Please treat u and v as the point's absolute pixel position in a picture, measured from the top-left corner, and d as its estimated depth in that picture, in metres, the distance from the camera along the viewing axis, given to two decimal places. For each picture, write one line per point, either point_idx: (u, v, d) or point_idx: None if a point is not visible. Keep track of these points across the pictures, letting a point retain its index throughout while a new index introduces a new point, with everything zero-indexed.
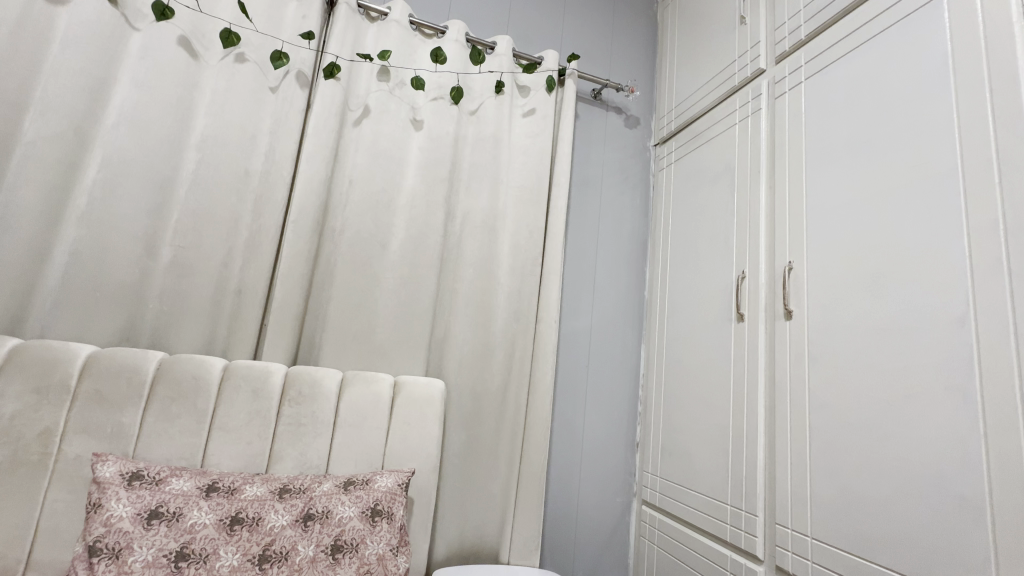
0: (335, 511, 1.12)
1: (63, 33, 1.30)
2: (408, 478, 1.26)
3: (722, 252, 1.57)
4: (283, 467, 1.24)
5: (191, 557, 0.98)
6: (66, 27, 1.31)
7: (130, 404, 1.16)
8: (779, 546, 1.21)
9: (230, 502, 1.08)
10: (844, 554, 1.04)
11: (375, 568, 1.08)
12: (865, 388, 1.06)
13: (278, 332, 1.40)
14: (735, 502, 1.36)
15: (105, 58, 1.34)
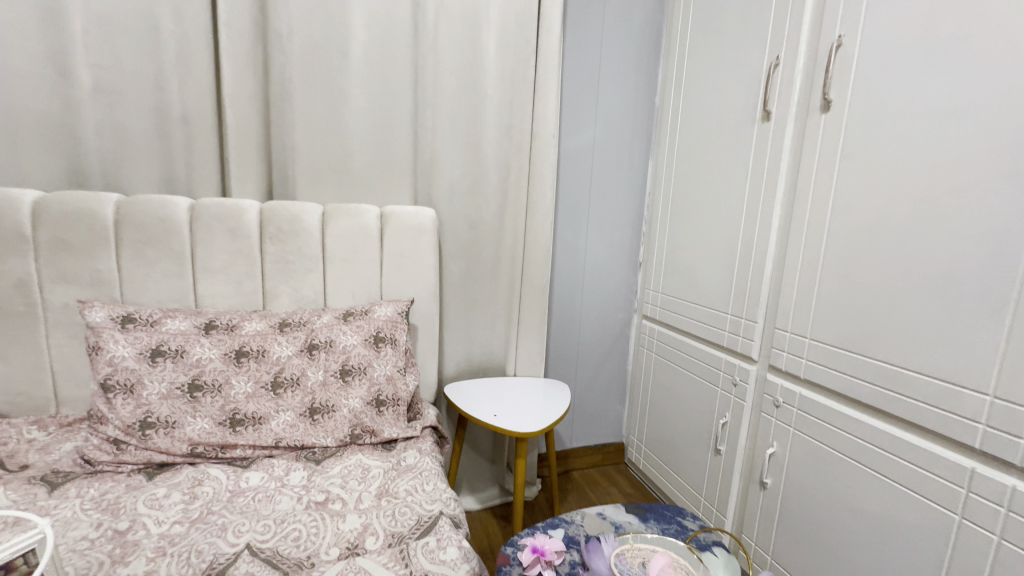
0: (338, 340, 1.14)
1: None
2: (408, 307, 1.26)
3: (755, 35, 1.29)
4: (281, 304, 1.23)
5: (205, 388, 1.01)
6: None
7: (100, 251, 1.09)
8: (775, 347, 1.25)
9: (231, 337, 1.08)
10: (841, 352, 1.07)
11: (385, 386, 1.13)
12: (901, 186, 0.94)
13: (244, 165, 1.25)
14: (736, 311, 1.37)
15: None
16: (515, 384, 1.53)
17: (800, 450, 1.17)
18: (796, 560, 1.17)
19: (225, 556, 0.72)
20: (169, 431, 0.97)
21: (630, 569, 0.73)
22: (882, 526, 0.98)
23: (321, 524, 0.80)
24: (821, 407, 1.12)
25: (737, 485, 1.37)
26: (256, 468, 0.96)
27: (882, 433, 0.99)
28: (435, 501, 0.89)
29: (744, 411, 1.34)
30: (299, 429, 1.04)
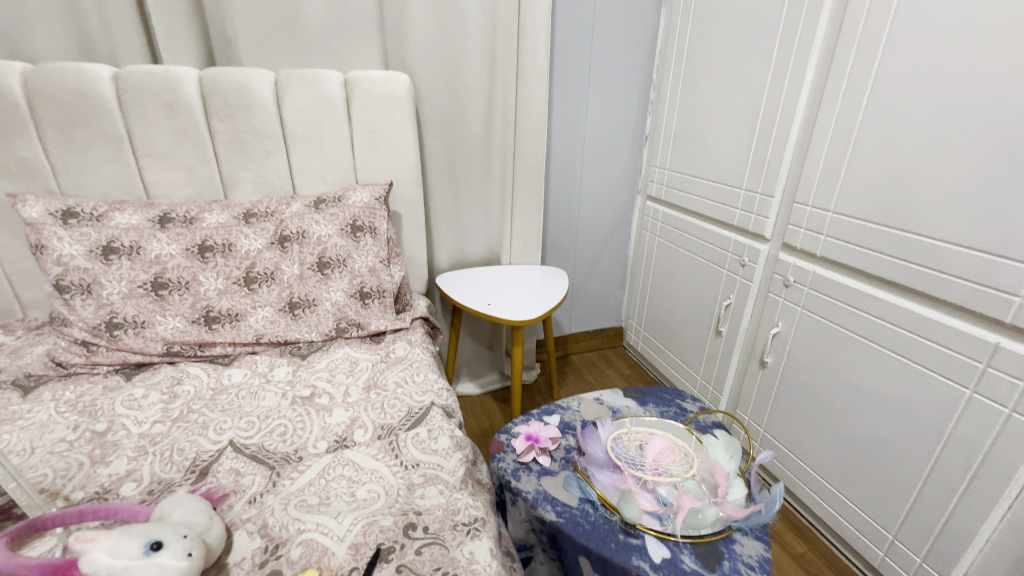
0: (311, 231, 1.03)
1: None
2: (386, 191, 1.13)
3: None
4: (244, 192, 1.10)
5: (171, 285, 0.93)
6: None
7: (17, 133, 0.93)
8: (792, 224, 1.14)
9: (191, 231, 0.97)
10: (868, 226, 0.97)
11: (369, 278, 1.05)
12: (980, 14, 0.75)
13: (170, 21, 1.02)
14: (751, 186, 1.24)
15: None
16: (511, 273, 1.46)
17: (806, 330, 1.13)
18: (791, 432, 1.20)
19: (208, 453, 0.70)
20: (139, 331, 0.91)
21: (629, 451, 0.71)
22: (884, 401, 0.96)
23: (307, 419, 0.77)
24: (836, 286, 1.05)
25: (736, 364, 1.36)
26: (238, 365, 0.91)
27: (900, 310, 0.92)
28: (426, 392, 0.86)
29: (751, 293, 1.28)
30: (280, 325, 0.99)
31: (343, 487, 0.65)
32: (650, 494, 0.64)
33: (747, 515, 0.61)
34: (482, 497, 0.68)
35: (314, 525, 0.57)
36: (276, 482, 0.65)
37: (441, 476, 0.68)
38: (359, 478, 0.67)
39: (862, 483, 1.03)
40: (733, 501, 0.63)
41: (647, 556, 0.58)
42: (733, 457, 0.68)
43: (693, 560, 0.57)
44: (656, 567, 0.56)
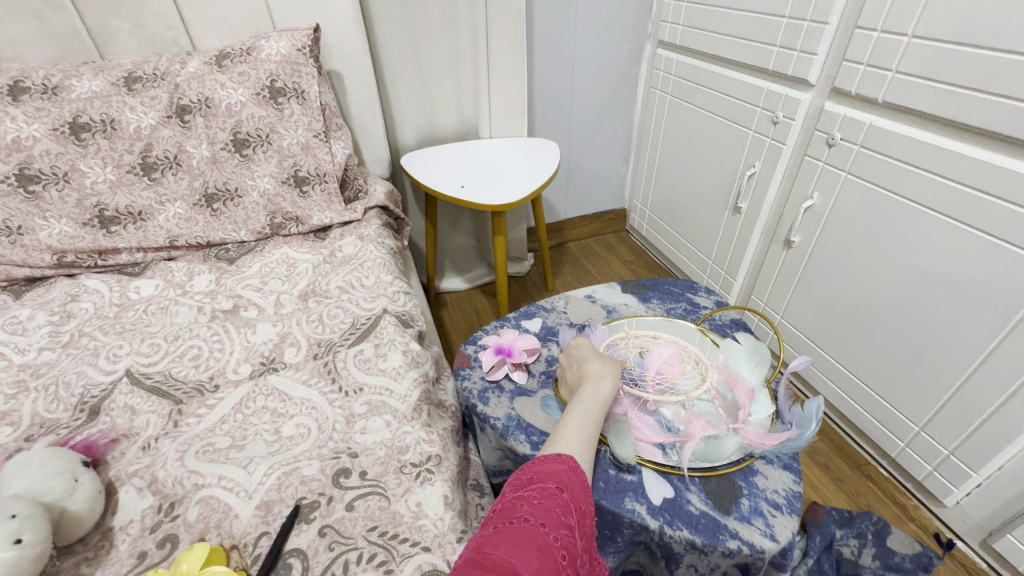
0: (216, 97, 0.79)
1: None
2: (311, 39, 0.85)
3: None
4: (127, 51, 0.84)
5: (43, 178, 0.73)
6: None
7: None
8: (849, 61, 0.87)
9: (55, 104, 0.74)
10: (961, 51, 0.71)
11: (303, 159, 0.84)
12: None
13: None
14: (798, 11, 0.94)
15: None
16: (491, 148, 1.22)
17: (848, 199, 0.92)
18: (814, 319, 1.06)
19: (99, 387, 0.56)
20: (17, 239, 0.72)
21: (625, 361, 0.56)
22: (939, 282, 0.80)
23: (225, 338, 0.62)
24: (896, 141, 0.82)
25: (755, 246, 1.18)
26: (150, 275, 0.75)
27: (984, 166, 0.71)
28: (377, 298, 0.70)
29: (782, 157, 1.05)
30: (198, 224, 0.80)
31: (264, 424, 0.52)
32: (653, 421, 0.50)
33: (777, 442, 0.48)
34: (442, 425, 0.55)
35: (215, 479, 0.45)
36: (178, 422, 0.51)
37: (388, 404, 0.54)
38: (286, 411, 0.53)
39: (892, 373, 0.91)
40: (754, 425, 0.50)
41: (644, 497, 0.46)
42: (759, 368, 0.54)
43: (701, 500, 0.46)
44: (654, 511, 0.45)
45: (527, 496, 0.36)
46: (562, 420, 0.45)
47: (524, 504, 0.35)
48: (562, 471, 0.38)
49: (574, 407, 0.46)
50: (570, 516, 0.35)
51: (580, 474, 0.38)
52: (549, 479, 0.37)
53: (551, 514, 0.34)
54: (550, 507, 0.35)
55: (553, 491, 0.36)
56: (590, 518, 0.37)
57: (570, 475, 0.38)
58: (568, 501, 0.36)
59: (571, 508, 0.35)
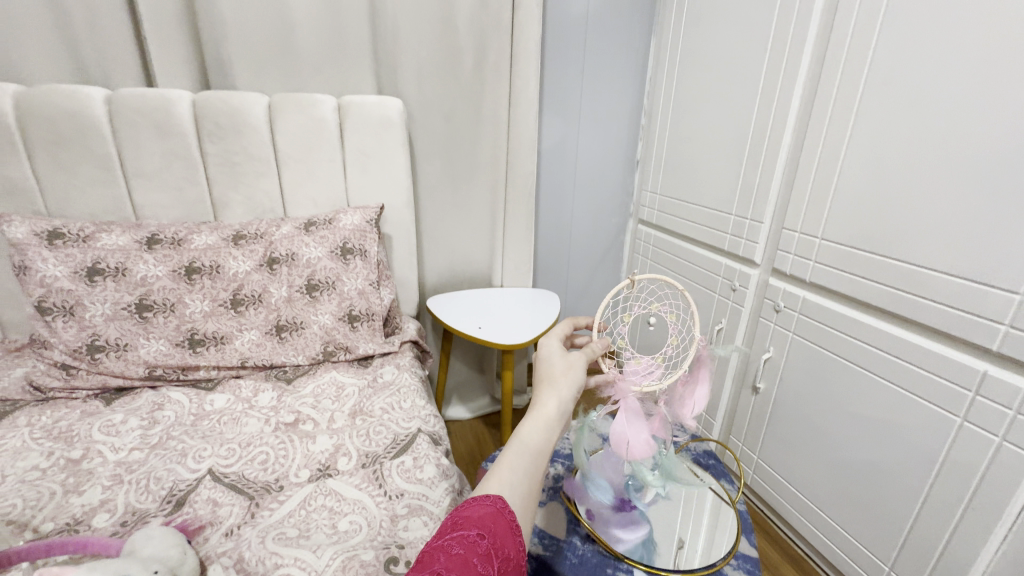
0: (300, 253, 1.02)
1: None
2: (377, 214, 1.13)
3: None
4: (234, 214, 1.10)
5: (155, 307, 0.92)
6: None
7: (7, 154, 0.92)
8: (781, 250, 1.15)
9: (179, 253, 0.96)
10: (855, 252, 0.97)
11: (357, 301, 1.05)
12: (955, 50, 0.77)
13: (166, 46, 1.03)
14: (740, 212, 1.25)
15: None
16: (502, 295, 1.45)
17: (797, 355, 1.13)
18: (785, 458, 1.19)
19: (185, 482, 0.68)
20: (121, 353, 0.89)
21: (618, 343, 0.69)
22: (876, 427, 0.96)
23: (290, 446, 0.75)
24: (824, 311, 1.05)
25: (729, 390, 1.35)
26: (222, 390, 0.90)
27: (888, 336, 0.93)
28: (412, 418, 0.84)
29: (742, 317, 1.28)
30: (266, 348, 0.97)
31: (324, 518, 0.63)
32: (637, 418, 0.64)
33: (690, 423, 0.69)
34: None
35: (291, 560, 0.55)
36: (254, 513, 0.63)
37: (425, 506, 0.66)
38: (341, 509, 0.64)
39: (857, 511, 1.01)
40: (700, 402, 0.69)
41: None
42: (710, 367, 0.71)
43: None
44: None
45: (448, 544, 0.37)
46: (501, 454, 0.46)
47: (444, 555, 0.37)
48: (488, 515, 0.39)
49: (513, 443, 0.46)
50: (488, 563, 0.37)
51: (505, 518, 0.40)
52: (472, 525, 0.39)
53: (466, 566, 0.36)
54: (467, 558, 0.36)
55: (471, 542, 0.37)
56: (513, 560, 0.39)
57: (493, 520, 0.39)
58: (489, 548, 0.38)
59: (490, 556, 0.37)
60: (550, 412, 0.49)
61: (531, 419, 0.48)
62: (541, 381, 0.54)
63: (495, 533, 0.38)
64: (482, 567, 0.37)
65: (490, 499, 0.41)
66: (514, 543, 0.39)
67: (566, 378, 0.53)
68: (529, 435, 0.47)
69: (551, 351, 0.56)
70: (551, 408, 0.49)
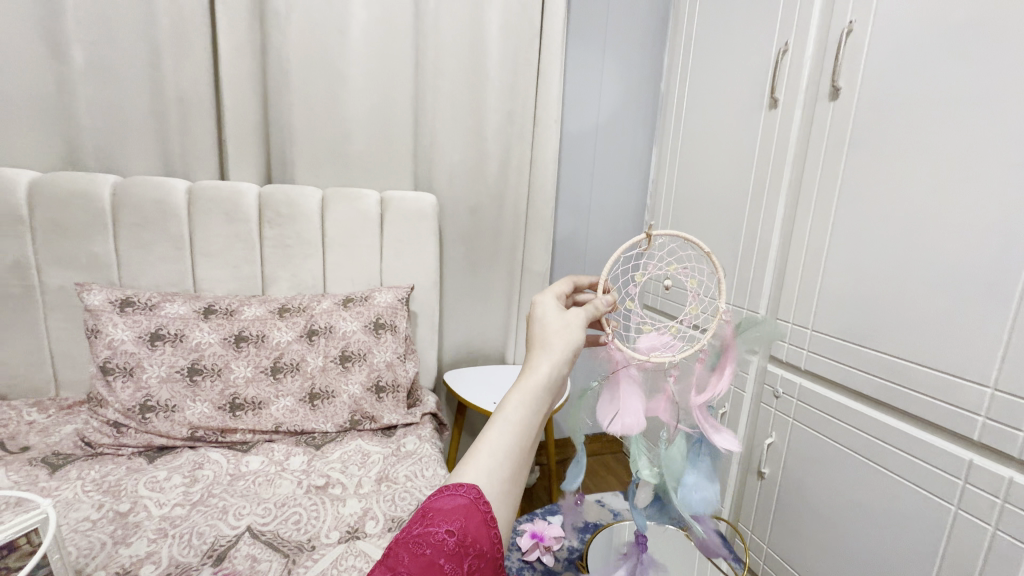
0: (338, 326, 1.13)
1: None
2: (408, 294, 1.25)
3: (764, 18, 1.26)
4: (279, 289, 1.22)
5: (204, 372, 1.01)
6: None
7: (97, 233, 1.08)
8: (777, 338, 1.24)
9: (231, 322, 1.07)
10: (841, 343, 1.07)
11: (385, 373, 1.13)
12: (906, 176, 0.93)
13: (242, 148, 1.23)
14: (737, 303, 1.36)
15: None
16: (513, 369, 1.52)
17: (798, 439, 1.18)
18: (794, 547, 1.19)
19: (226, 537, 0.73)
20: (169, 414, 0.97)
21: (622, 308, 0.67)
22: (879, 514, 0.99)
23: (321, 508, 0.81)
24: (820, 398, 1.12)
25: (735, 474, 1.37)
26: (256, 453, 0.96)
27: (880, 423, 0.99)
28: (434, 488, 0.89)
29: (744, 401, 1.34)
30: (298, 414, 1.04)
31: None
32: (630, 392, 0.63)
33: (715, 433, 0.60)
34: None
35: None
36: (291, 570, 0.67)
37: None
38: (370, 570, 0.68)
39: None
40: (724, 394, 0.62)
41: None
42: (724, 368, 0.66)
43: None
44: None
45: (416, 540, 0.40)
46: (484, 432, 0.45)
47: (410, 551, 0.39)
48: (457, 511, 0.40)
49: (497, 420, 0.46)
50: (454, 561, 0.39)
51: (477, 512, 0.41)
52: (442, 521, 0.40)
53: (430, 565, 0.38)
54: (432, 558, 0.39)
55: (438, 540, 0.39)
56: (485, 552, 0.41)
57: (463, 517, 0.40)
58: (457, 544, 0.39)
59: (455, 554, 0.39)
60: (538, 384, 0.48)
61: (517, 392, 0.47)
62: (533, 344, 0.53)
63: (460, 533, 0.39)
64: (448, 564, 0.39)
65: (463, 489, 0.42)
66: (482, 541, 0.40)
67: (560, 342, 0.51)
68: (514, 409, 0.46)
69: (546, 310, 0.55)
70: (541, 376, 0.48)
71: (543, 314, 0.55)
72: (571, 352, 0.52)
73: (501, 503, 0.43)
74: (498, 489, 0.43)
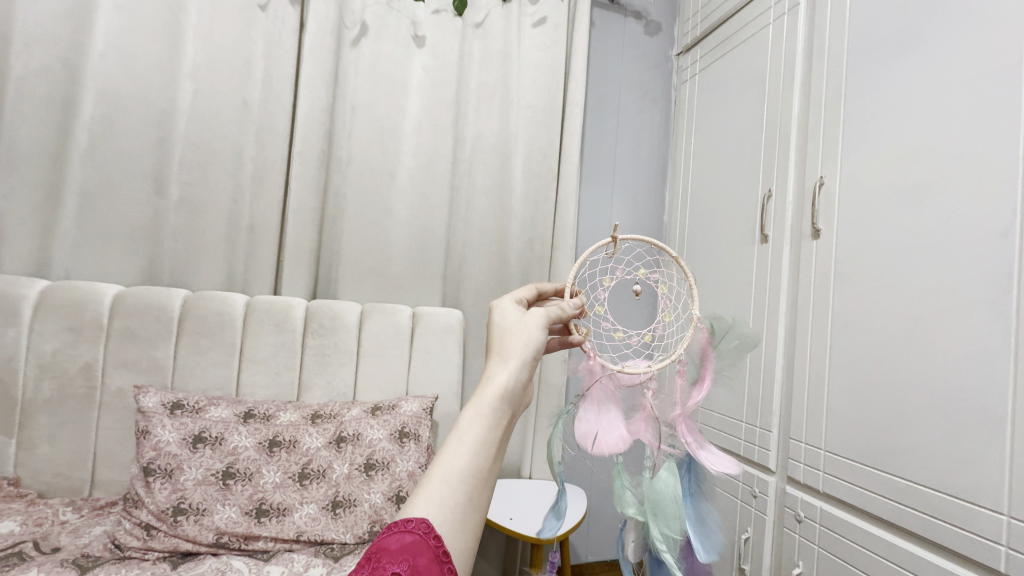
0: (365, 434, 1.17)
1: None
2: (432, 403, 1.31)
3: (749, 170, 1.48)
4: (313, 395, 1.30)
5: (236, 476, 1.05)
6: None
7: (162, 339, 1.21)
8: (792, 458, 1.25)
9: (267, 427, 1.14)
10: (856, 465, 1.08)
11: (406, 483, 1.14)
12: (889, 306, 1.04)
13: (296, 268, 1.40)
14: (750, 420, 1.39)
15: None
16: (530, 484, 1.48)
17: (828, 571, 1.13)
18: None
19: None
20: (199, 518, 1.00)
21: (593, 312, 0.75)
22: None
23: None
24: (844, 524, 1.10)
25: None
26: (276, 563, 0.97)
27: (906, 553, 0.97)
28: None
29: (766, 526, 1.30)
30: (320, 523, 1.06)
31: None
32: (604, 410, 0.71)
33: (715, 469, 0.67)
34: None
35: None
36: None
37: None
38: None
39: None
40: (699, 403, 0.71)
41: None
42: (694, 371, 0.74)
43: None
44: None
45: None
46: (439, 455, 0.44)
47: None
48: (406, 549, 0.38)
49: (451, 443, 0.44)
50: None
51: (426, 547, 0.38)
52: (391, 561, 0.38)
53: None
54: None
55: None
56: None
57: (412, 556, 0.38)
58: None
59: None
60: (492, 400, 0.47)
61: (470, 409, 0.46)
62: (489, 357, 0.52)
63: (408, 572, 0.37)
64: None
65: (412, 524, 0.39)
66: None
67: (516, 350, 0.52)
68: (468, 429, 0.45)
69: (505, 320, 0.56)
70: (497, 386, 0.48)
71: (501, 324, 0.55)
72: (526, 361, 0.52)
73: (457, 534, 0.41)
74: (452, 516, 0.41)
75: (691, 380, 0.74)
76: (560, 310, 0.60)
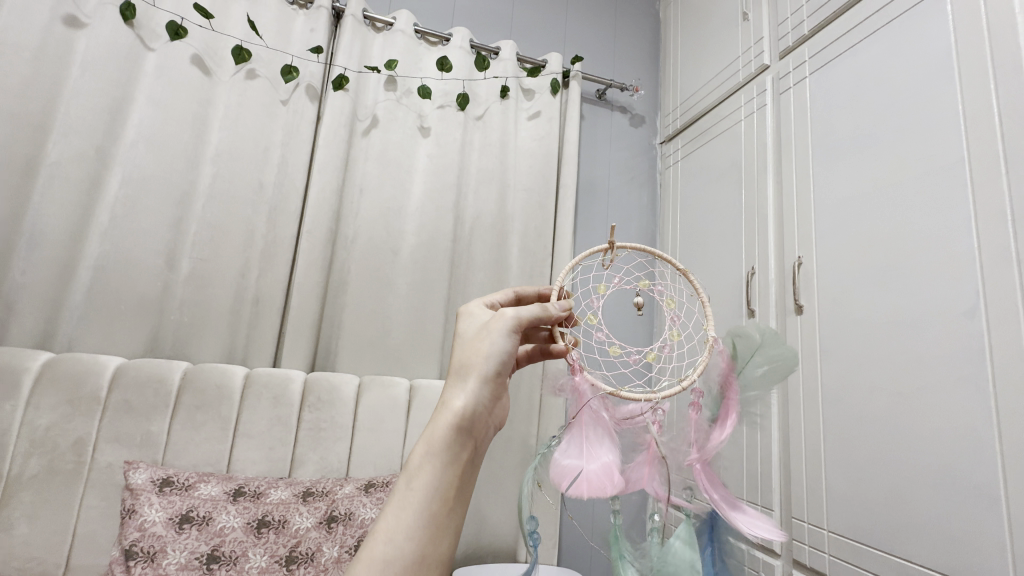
0: (358, 513, 1.14)
1: (80, 74, 1.35)
2: None
3: (732, 248, 1.57)
4: (305, 470, 1.27)
5: (221, 559, 1.00)
6: (82, 63, 1.36)
7: (158, 413, 1.21)
8: (796, 540, 1.21)
9: (256, 505, 1.10)
10: (862, 548, 1.05)
11: None
12: (875, 382, 1.07)
13: (296, 340, 1.42)
14: (751, 497, 1.35)
15: (117, 91, 1.39)
16: (500, 565, 1.38)
17: None
18: None
19: None
20: None
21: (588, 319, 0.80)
22: None
23: None
24: None
25: None
26: None
27: None
28: None
29: None
30: None
31: None
32: (589, 447, 0.71)
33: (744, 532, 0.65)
34: None
35: None
36: None
37: None
38: None
39: None
40: (718, 446, 0.71)
41: None
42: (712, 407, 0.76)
43: None
44: None
45: None
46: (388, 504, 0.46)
47: None
48: None
49: (398, 495, 0.46)
50: None
51: None
52: None
53: None
54: None
55: None
56: None
57: None
58: None
59: None
60: (447, 428, 0.50)
61: (418, 449, 0.49)
62: (447, 382, 0.55)
63: None
64: None
65: None
66: None
67: (470, 377, 0.55)
68: (417, 471, 0.47)
69: (461, 343, 0.60)
70: (446, 421, 0.51)
71: (460, 350, 0.59)
72: (483, 380, 0.55)
73: None
74: (405, 563, 0.43)
75: (713, 416, 0.75)
76: (533, 315, 0.63)
